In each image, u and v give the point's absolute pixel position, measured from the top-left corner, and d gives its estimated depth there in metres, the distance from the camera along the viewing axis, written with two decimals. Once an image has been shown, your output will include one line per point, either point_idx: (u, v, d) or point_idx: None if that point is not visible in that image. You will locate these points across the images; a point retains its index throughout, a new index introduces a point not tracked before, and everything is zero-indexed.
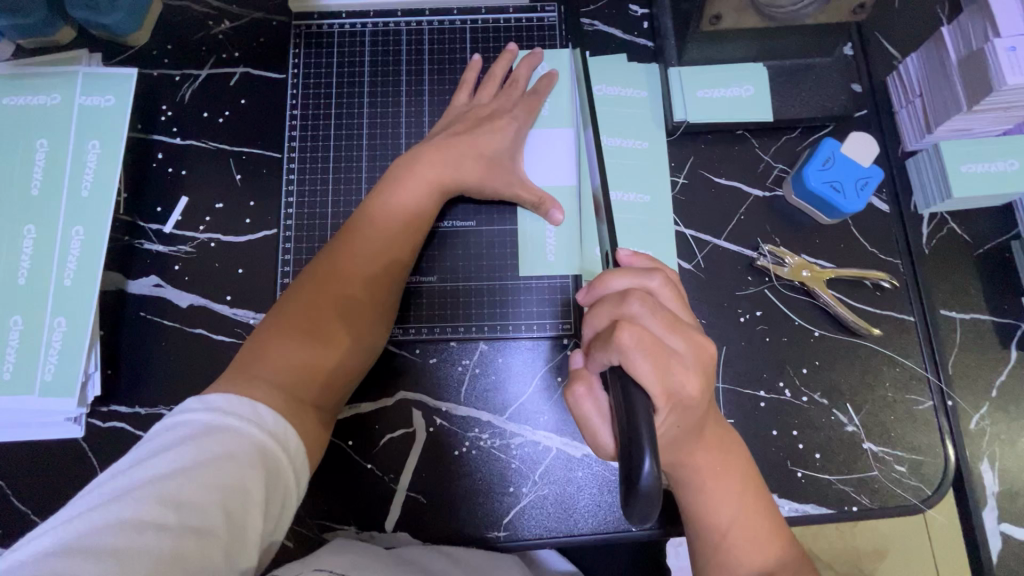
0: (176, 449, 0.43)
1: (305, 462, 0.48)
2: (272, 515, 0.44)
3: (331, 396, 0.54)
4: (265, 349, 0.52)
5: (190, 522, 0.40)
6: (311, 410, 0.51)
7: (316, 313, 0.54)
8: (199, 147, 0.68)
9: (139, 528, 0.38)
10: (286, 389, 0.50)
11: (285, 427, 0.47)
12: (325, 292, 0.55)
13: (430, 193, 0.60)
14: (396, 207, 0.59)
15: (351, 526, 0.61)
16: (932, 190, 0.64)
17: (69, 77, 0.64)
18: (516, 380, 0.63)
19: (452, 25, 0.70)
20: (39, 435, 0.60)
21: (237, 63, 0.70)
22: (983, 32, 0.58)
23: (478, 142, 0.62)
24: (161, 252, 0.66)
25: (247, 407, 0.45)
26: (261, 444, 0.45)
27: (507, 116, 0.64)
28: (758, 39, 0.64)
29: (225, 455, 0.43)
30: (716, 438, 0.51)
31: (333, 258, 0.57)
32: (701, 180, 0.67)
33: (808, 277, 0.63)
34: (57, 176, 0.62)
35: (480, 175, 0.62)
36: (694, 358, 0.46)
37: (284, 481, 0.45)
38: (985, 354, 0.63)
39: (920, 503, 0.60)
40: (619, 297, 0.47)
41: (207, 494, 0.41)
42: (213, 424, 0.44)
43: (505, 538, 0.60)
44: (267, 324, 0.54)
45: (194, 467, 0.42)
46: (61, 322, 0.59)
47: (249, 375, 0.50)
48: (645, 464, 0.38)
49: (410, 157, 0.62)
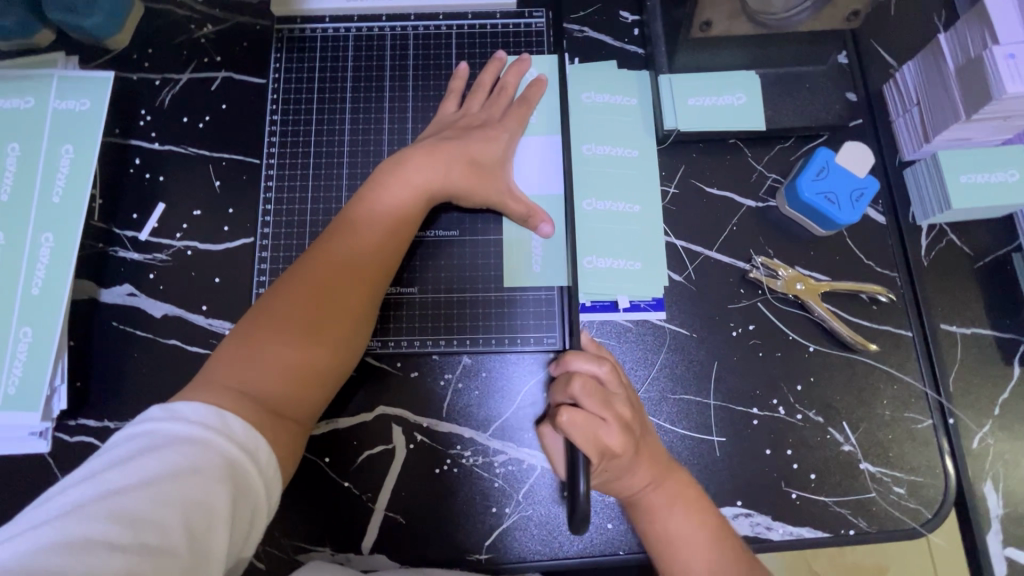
0: (137, 461, 0.41)
1: (277, 476, 0.46)
2: (240, 530, 0.42)
3: (307, 409, 0.52)
4: (237, 357, 0.50)
5: (146, 541, 0.38)
6: (284, 423, 0.49)
7: (292, 322, 0.52)
8: (178, 153, 0.66)
9: (91, 546, 0.37)
10: (258, 401, 0.48)
11: (256, 440, 0.45)
12: (303, 299, 0.53)
13: (416, 200, 0.58)
14: (380, 214, 0.57)
15: (326, 548, 0.58)
16: (930, 201, 0.62)
17: (44, 80, 0.62)
18: (501, 395, 0.61)
19: (438, 30, 0.68)
20: (2, 450, 0.58)
21: (218, 68, 0.69)
22: (981, 39, 0.56)
23: (465, 149, 0.61)
24: (136, 260, 0.64)
25: (213, 417, 0.43)
26: (228, 456, 0.43)
27: (498, 126, 0.63)
28: (749, 46, 0.62)
29: (187, 469, 0.41)
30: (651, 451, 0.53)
31: (311, 265, 0.54)
32: (692, 190, 0.65)
33: (802, 290, 0.61)
34: (28, 181, 0.60)
35: (466, 182, 0.60)
36: (625, 424, 0.51)
37: (253, 496, 0.43)
38: (986, 370, 0.61)
39: (920, 526, 0.58)
40: (568, 377, 0.53)
41: (167, 510, 0.39)
42: (177, 435, 0.42)
43: (487, 561, 0.58)
44: (241, 331, 0.52)
45: (155, 481, 0.40)
46: (27, 332, 0.57)
47: (220, 386, 0.47)
48: (579, 482, 0.47)
49: (395, 162, 0.60)
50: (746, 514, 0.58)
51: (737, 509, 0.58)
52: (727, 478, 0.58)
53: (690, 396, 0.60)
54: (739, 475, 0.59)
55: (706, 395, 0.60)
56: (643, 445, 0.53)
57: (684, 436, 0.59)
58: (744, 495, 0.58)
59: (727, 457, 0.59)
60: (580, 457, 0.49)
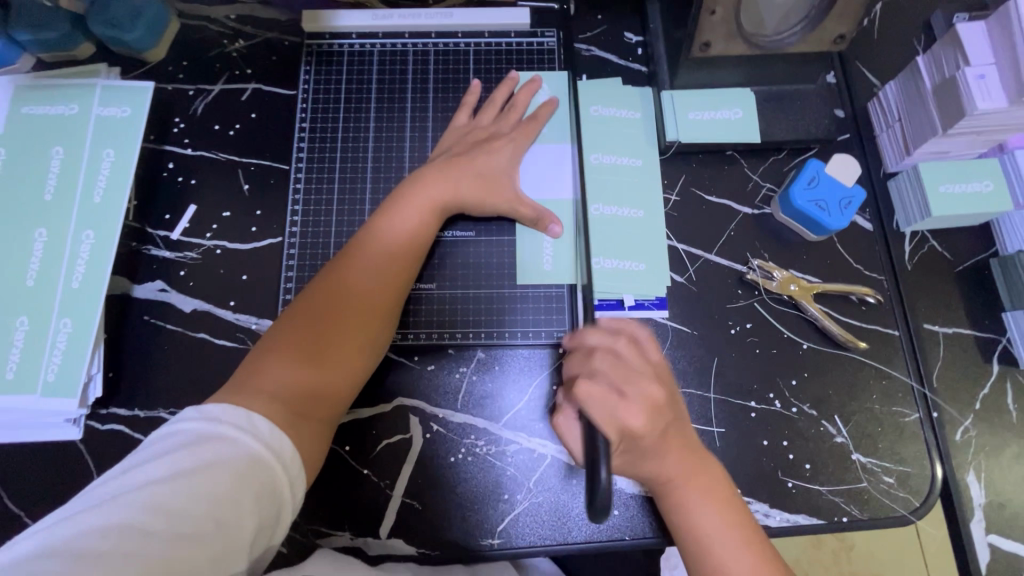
0: (169, 456, 0.44)
1: (300, 474, 0.49)
2: (264, 525, 0.45)
3: (332, 408, 0.55)
4: (266, 362, 0.53)
5: (179, 528, 0.41)
6: (310, 423, 0.52)
7: (316, 331, 0.56)
8: (209, 158, 0.71)
9: (128, 531, 0.39)
10: (285, 402, 0.51)
11: (281, 440, 0.48)
12: (325, 309, 0.57)
13: (430, 214, 0.63)
14: (397, 230, 0.61)
15: (345, 532, 0.61)
16: (913, 209, 0.67)
17: (88, 89, 0.67)
18: (511, 388, 0.64)
19: (456, 47, 0.73)
20: (37, 437, 0.61)
21: (249, 80, 0.73)
22: (954, 61, 0.61)
23: (475, 165, 0.65)
24: (168, 258, 0.67)
25: (244, 418, 0.47)
26: (254, 453, 0.46)
27: (506, 138, 0.67)
28: (745, 65, 0.67)
29: (217, 463, 0.44)
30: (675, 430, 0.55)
31: (332, 276, 0.58)
32: (692, 198, 0.70)
33: (796, 291, 0.65)
34: (71, 182, 0.64)
35: (477, 194, 0.64)
36: (647, 399, 0.53)
37: (277, 493, 0.46)
38: (968, 368, 0.65)
39: (909, 514, 0.61)
40: (589, 353, 0.56)
41: (197, 500, 0.42)
42: (208, 433, 0.46)
43: (499, 546, 0.60)
44: (270, 341, 0.55)
45: (185, 474, 0.43)
46: (67, 323, 0.60)
47: (251, 389, 0.51)
48: (600, 471, 0.43)
49: (410, 181, 0.64)
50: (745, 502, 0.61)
51: None
52: (727, 467, 0.62)
53: (691, 390, 0.64)
54: (738, 464, 0.62)
55: (706, 389, 0.64)
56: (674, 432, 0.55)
57: None
58: (742, 482, 0.62)
59: (727, 448, 0.62)
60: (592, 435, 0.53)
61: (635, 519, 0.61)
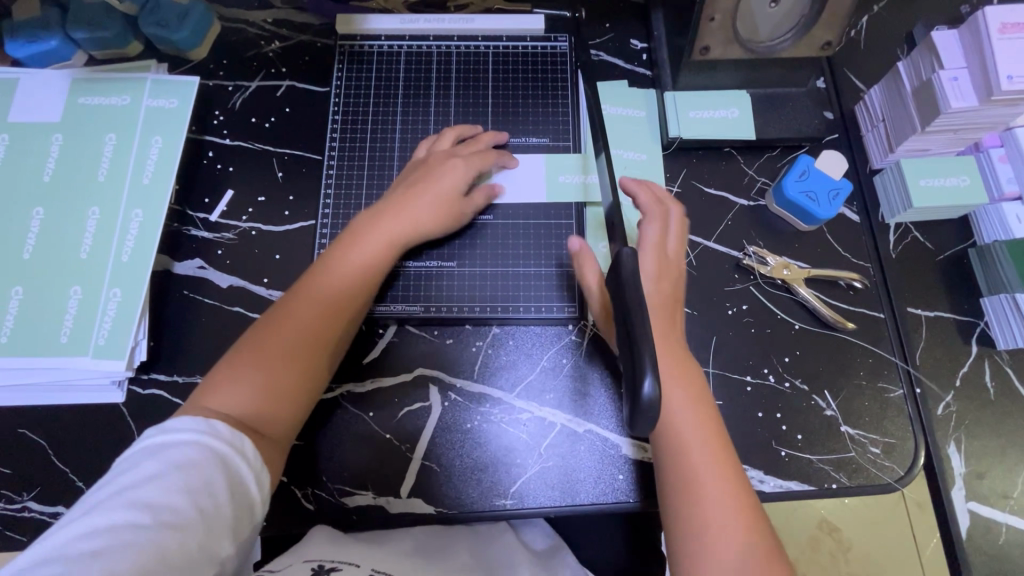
0: (140, 464, 0.47)
1: (266, 466, 0.53)
2: (239, 507, 0.49)
3: (285, 425, 0.58)
4: (223, 377, 0.56)
5: (162, 520, 0.45)
6: (262, 437, 0.55)
7: (268, 351, 0.58)
8: (246, 148, 0.76)
9: (115, 530, 0.43)
10: (239, 417, 0.54)
11: (240, 437, 0.52)
12: (278, 330, 0.59)
13: (391, 246, 0.65)
14: (355, 255, 0.64)
15: (368, 491, 0.65)
16: (896, 201, 0.72)
17: (139, 83, 0.73)
18: (524, 361, 0.69)
19: (476, 50, 0.80)
20: (85, 399, 0.65)
21: (284, 77, 0.79)
22: (930, 65, 0.67)
23: (435, 194, 0.67)
24: (206, 238, 0.73)
25: (201, 421, 0.50)
26: (219, 451, 0.50)
27: (463, 163, 0.70)
28: (742, 69, 0.74)
29: (186, 461, 0.48)
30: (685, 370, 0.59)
31: (290, 299, 0.61)
32: (693, 189, 0.75)
33: (789, 275, 0.70)
34: (122, 165, 0.70)
35: (433, 219, 0.67)
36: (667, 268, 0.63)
37: (244, 482, 0.50)
38: (949, 348, 0.70)
39: (894, 481, 0.65)
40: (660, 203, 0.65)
41: (172, 496, 0.46)
42: (175, 439, 0.49)
43: (511, 507, 0.65)
44: (227, 359, 0.58)
45: (161, 476, 0.47)
46: (117, 293, 0.65)
47: (203, 406, 0.54)
48: (646, 382, 0.44)
49: (375, 211, 0.67)
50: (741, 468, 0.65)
51: None
52: None
53: None
54: (736, 433, 0.67)
55: (705, 364, 0.69)
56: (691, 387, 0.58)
57: None
58: (739, 450, 0.66)
59: (724, 418, 0.67)
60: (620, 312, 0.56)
61: (640, 483, 0.65)
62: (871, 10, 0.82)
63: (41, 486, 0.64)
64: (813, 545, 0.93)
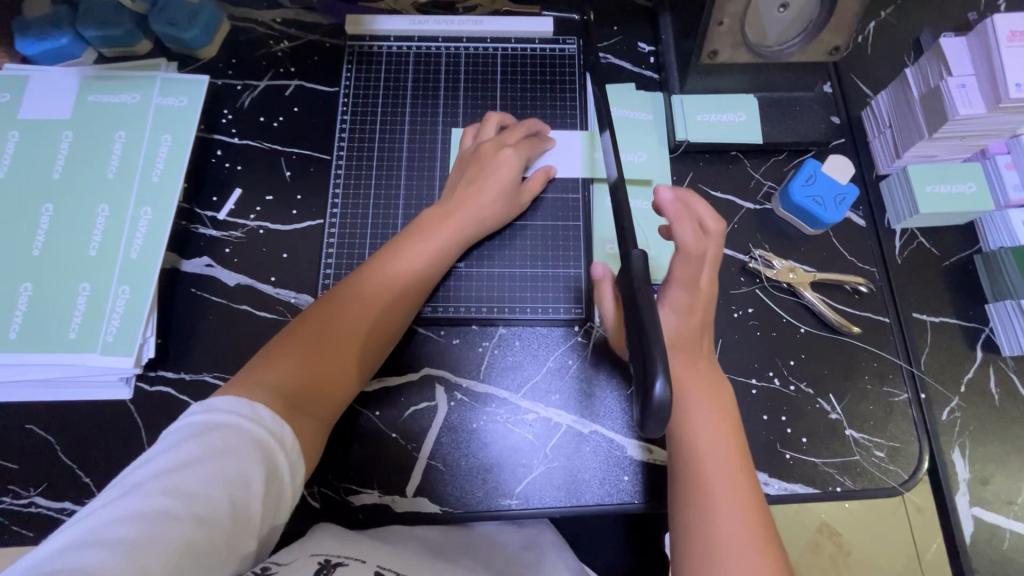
0: (181, 447, 0.47)
1: (301, 460, 0.53)
2: (269, 503, 0.49)
3: (332, 407, 0.59)
4: (281, 353, 0.58)
5: (196, 511, 0.44)
6: (311, 417, 0.56)
7: (329, 336, 0.60)
8: (255, 147, 0.77)
9: (148, 516, 0.42)
10: (293, 395, 0.56)
11: (282, 426, 0.52)
12: (339, 314, 0.61)
13: (453, 245, 0.67)
14: (421, 245, 0.66)
15: (374, 490, 0.65)
16: (902, 206, 0.72)
17: (149, 81, 0.73)
18: (531, 361, 0.69)
19: (485, 51, 0.80)
20: (92, 395, 0.66)
21: (293, 77, 0.80)
22: (938, 71, 0.67)
23: (494, 192, 0.69)
24: (214, 236, 0.73)
25: (246, 407, 0.51)
26: (260, 442, 0.50)
27: (517, 153, 0.71)
28: (749, 73, 0.74)
29: (226, 449, 0.48)
30: (714, 386, 0.60)
31: (351, 285, 0.63)
32: (699, 193, 0.76)
33: (794, 279, 0.71)
34: (131, 163, 0.70)
35: (491, 211, 0.69)
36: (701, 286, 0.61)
37: (279, 477, 0.50)
38: (954, 353, 0.70)
39: (899, 485, 0.66)
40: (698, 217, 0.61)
41: (210, 486, 0.46)
42: (214, 424, 0.49)
43: (516, 507, 0.65)
44: (286, 337, 0.60)
45: (200, 462, 0.46)
46: (125, 290, 0.66)
47: (262, 382, 0.55)
48: (658, 382, 0.43)
49: (439, 208, 0.68)
50: None
51: None
52: None
53: None
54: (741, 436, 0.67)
55: None
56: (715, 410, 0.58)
57: None
58: None
59: None
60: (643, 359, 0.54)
61: (645, 485, 0.65)
62: (878, 16, 0.82)
63: (48, 482, 0.64)
64: (813, 549, 0.93)
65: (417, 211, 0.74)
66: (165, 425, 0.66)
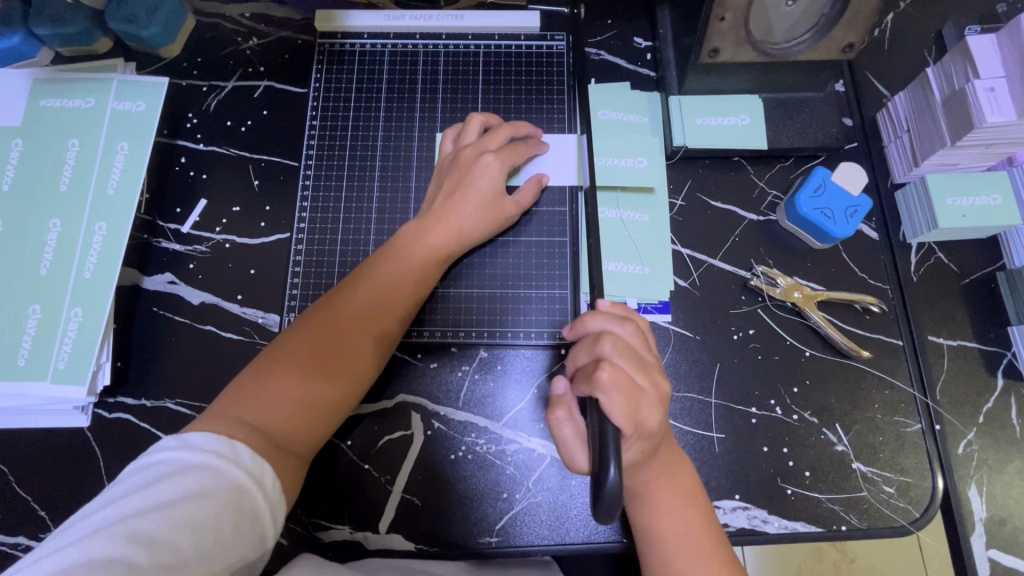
0: (150, 487, 0.43)
1: (282, 499, 0.49)
2: (244, 549, 0.45)
3: (311, 443, 0.54)
4: (255, 388, 0.53)
5: (161, 561, 0.40)
6: (291, 456, 0.52)
7: (304, 365, 0.55)
8: (221, 153, 0.71)
9: (108, 566, 0.38)
10: (269, 434, 0.51)
11: (261, 465, 0.48)
12: (314, 342, 0.56)
13: (438, 260, 0.62)
14: (402, 263, 0.61)
15: (345, 526, 0.61)
16: (920, 219, 0.67)
17: (104, 84, 0.68)
18: (514, 388, 0.65)
19: (466, 49, 0.74)
20: (48, 424, 0.62)
21: (262, 77, 0.74)
22: (964, 73, 0.61)
23: (479, 201, 0.63)
24: (177, 251, 0.68)
25: (223, 444, 0.46)
26: (238, 483, 0.46)
27: (503, 158, 0.64)
28: (754, 72, 0.68)
29: (199, 491, 0.43)
30: (673, 458, 0.54)
31: (327, 310, 0.58)
32: (698, 203, 0.70)
33: (800, 299, 0.65)
34: (85, 174, 0.65)
35: (478, 223, 0.63)
36: (657, 395, 0.51)
37: (259, 520, 0.46)
38: (972, 380, 0.65)
39: (908, 524, 0.61)
40: (595, 338, 0.52)
41: (180, 532, 0.42)
42: (188, 463, 0.45)
43: (497, 545, 0.61)
44: (257, 368, 0.55)
45: (169, 506, 0.42)
46: (78, 312, 0.61)
47: (232, 418, 0.50)
48: (610, 469, 0.43)
49: (419, 222, 0.63)
50: (743, 508, 0.61)
51: (735, 502, 0.61)
52: (727, 472, 0.62)
53: (692, 394, 0.64)
54: (738, 469, 0.62)
55: (708, 393, 0.64)
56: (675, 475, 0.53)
57: (685, 431, 0.63)
58: (741, 488, 0.62)
59: (726, 452, 0.62)
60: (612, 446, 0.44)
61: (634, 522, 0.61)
62: (897, 7, 0.75)
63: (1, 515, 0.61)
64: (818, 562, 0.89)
65: (392, 225, 0.69)
66: (124, 455, 0.62)
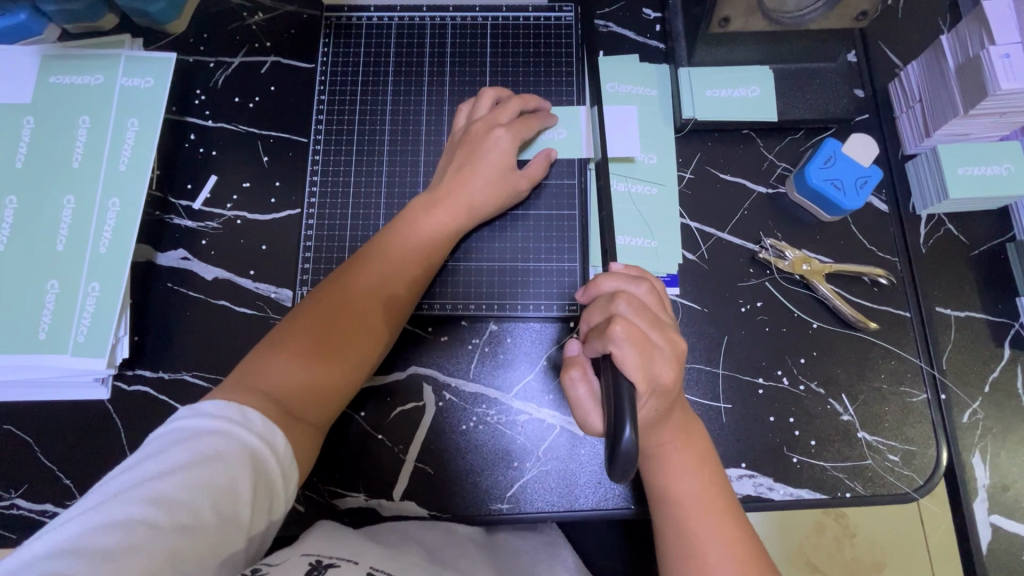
0: (166, 453, 0.44)
1: (294, 465, 0.50)
2: (262, 510, 0.46)
3: (324, 414, 0.55)
4: (269, 360, 0.54)
5: (180, 521, 0.42)
6: (305, 425, 0.53)
7: (316, 339, 0.56)
8: (229, 130, 0.71)
9: (129, 526, 0.40)
10: (282, 402, 0.52)
11: (273, 431, 0.49)
12: (325, 315, 0.57)
13: (447, 231, 0.63)
14: (415, 237, 0.61)
15: (359, 493, 0.63)
16: (930, 191, 0.66)
17: (113, 60, 0.69)
18: (523, 359, 0.66)
19: (474, 21, 0.74)
20: (71, 396, 0.63)
21: (268, 52, 0.74)
22: (980, 40, 0.61)
23: (489, 176, 0.63)
24: (189, 227, 0.69)
25: (234, 410, 0.47)
26: (252, 448, 0.47)
27: (508, 129, 0.65)
28: (764, 42, 0.67)
29: (214, 455, 0.45)
30: (684, 420, 0.55)
31: (338, 285, 0.58)
32: (706, 176, 0.70)
33: (808, 271, 0.65)
34: (97, 151, 0.66)
35: (490, 195, 0.64)
36: (671, 352, 0.51)
37: (272, 482, 0.47)
38: (979, 351, 0.65)
39: (912, 491, 0.62)
40: (610, 298, 0.51)
41: (197, 494, 0.43)
42: (203, 429, 0.46)
43: (508, 511, 0.62)
44: (270, 342, 0.56)
45: (184, 469, 0.44)
46: (95, 287, 0.63)
47: (245, 387, 0.51)
48: (625, 430, 0.43)
49: (429, 195, 0.64)
50: (749, 475, 0.62)
51: (741, 470, 0.62)
52: (734, 441, 0.63)
53: (699, 365, 0.65)
54: (744, 438, 0.63)
55: (715, 365, 0.65)
56: (690, 434, 0.55)
57: (693, 402, 0.64)
58: (749, 456, 0.63)
59: (732, 422, 0.63)
60: (628, 405, 0.45)
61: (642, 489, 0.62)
62: None
63: (28, 484, 0.63)
64: None
65: (401, 200, 0.69)
66: (145, 426, 0.64)
